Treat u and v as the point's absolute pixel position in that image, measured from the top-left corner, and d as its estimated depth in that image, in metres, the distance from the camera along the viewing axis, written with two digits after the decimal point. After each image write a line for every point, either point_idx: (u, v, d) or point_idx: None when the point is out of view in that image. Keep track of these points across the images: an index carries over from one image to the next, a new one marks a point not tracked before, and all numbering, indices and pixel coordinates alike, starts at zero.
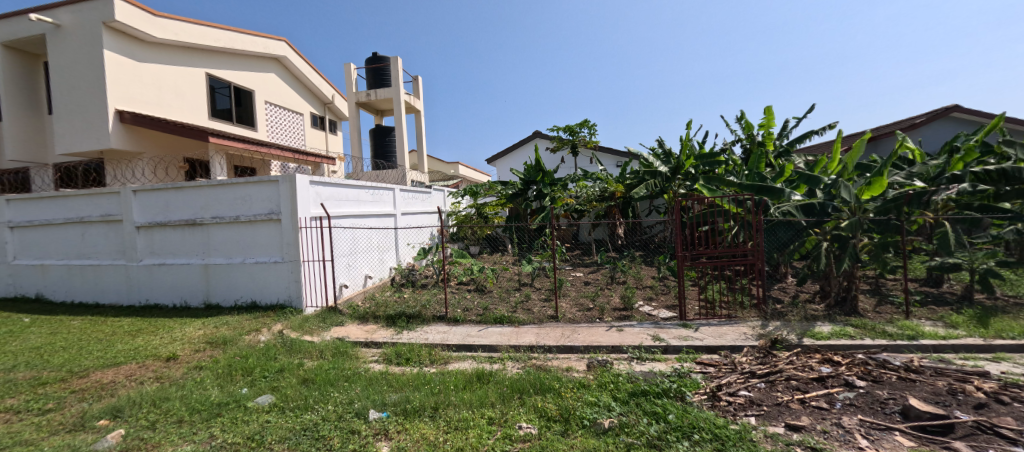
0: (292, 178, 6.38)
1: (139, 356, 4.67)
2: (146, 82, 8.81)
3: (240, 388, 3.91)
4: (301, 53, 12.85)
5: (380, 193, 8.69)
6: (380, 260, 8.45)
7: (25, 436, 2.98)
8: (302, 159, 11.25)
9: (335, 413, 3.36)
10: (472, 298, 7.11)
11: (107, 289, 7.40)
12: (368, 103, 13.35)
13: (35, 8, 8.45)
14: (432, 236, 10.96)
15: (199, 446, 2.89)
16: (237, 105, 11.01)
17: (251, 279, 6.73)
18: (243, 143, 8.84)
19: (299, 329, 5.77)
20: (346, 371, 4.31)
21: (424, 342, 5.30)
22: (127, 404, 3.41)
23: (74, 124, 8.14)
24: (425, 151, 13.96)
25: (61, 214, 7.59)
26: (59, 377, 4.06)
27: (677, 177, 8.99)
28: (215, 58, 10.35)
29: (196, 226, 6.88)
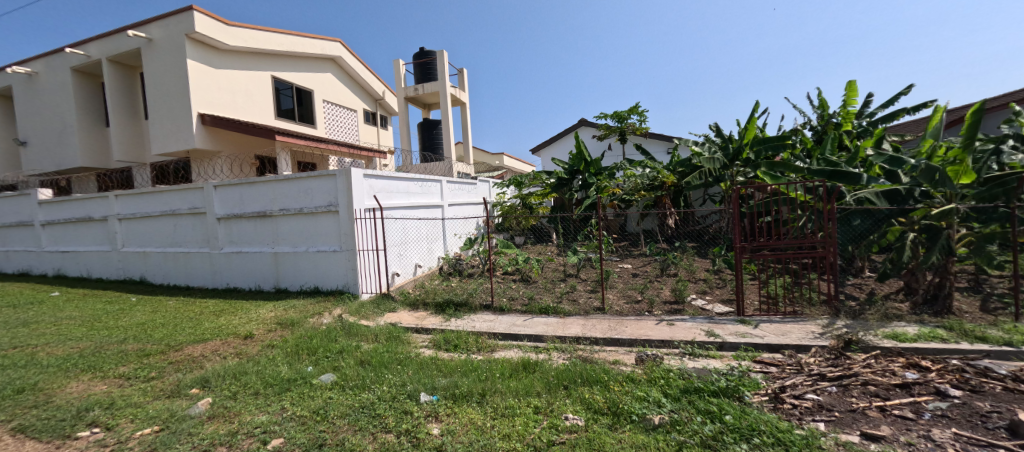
0: (347, 172, 6.73)
1: (221, 334, 5.20)
2: (222, 86, 9.62)
3: (306, 366, 4.24)
4: (354, 53, 13.42)
5: (428, 185, 8.95)
6: (428, 250, 8.75)
7: (135, 399, 3.44)
8: (356, 153, 11.86)
9: (390, 393, 3.57)
10: (517, 288, 7.21)
11: (194, 273, 8.28)
12: (416, 98, 13.69)
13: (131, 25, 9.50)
14: (478, 226, 11.18)
15: (273, 417, 3.19)
16: (299, 105, 11.74)
17: (314, 267, 7.24)
18: (305, 140, 9.44)
19: (356, 314, 6.14)
20: (399, 355, 4.55)
21: (469, 330, 5.46)
22: (213, 376, 3.83)
23: (163, 127, 9.10)
24: (470, 142, 14.10)
25: (156, 207, 8.52)
26: (159, 349, 4.62)
27: (734, 164, 8.43)
28: (279, 61, 11.08)
29: (265, 218, 7.48)
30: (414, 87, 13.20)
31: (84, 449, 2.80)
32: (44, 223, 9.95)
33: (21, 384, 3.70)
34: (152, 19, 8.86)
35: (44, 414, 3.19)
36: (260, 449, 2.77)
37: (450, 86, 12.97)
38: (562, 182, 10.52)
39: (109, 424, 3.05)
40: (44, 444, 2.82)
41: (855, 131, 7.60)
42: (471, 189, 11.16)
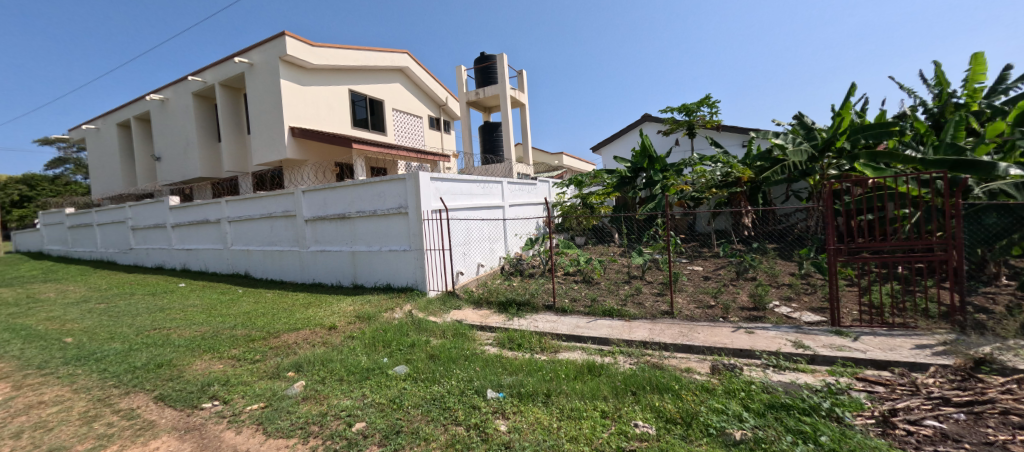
0: (416, 175, 7.09)
1: (310, 324, 5.74)
2: (308, 102, 10.65)
3: (382, 357, 4.55)
4: (420, 63, 14.11)
5: (489, 186, 9.15)
6: (490, 250, 8.94)
7: (245, 378, 3.96)
8: (423, 158, 12.46)
9: (458, 388, 3.71)
10: (579, 289, 7.13)
11: (286, 269, 9.21)
12: (477, 102, 14.04)
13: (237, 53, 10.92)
14: (539, 227, 11.23)
15: (355, 402, 3.47)
16: (372, 115, 12.61)
17: (386, 265, 7.72)
18: (377, 147, 10.17)
19: (425, 310, 6.46)
20: (465, 351, 4.71)
21: (532, 330, 5.51)
22: (305, 362, 4.25)
23: (262, 140, 10.37)
24: (530, 143, 14.16)
25: (254, 211, 9.60)
26: (261, 335, 5.23)
27: (824, 155, 7.55)
28: (354, 76, 11.99)
29: (345, 220, 8.12)
30: (475, 91, 13.56)
31: (208, 419, 3.32)
32: (170, 225, 11.63)
33: (160, 361, 4.42)
34: (253, 46, 10.12)
35: (178, 388, 3.78)
36: (345, 431, 3.04)
37: (509, 88, 13.13)
38: (624, 180, 10.19)
39: (225, 398, 3.58)
40: (178, 412, 3.39)
41: (985, 112, 6.55)
42: (532, 189, 11.24)
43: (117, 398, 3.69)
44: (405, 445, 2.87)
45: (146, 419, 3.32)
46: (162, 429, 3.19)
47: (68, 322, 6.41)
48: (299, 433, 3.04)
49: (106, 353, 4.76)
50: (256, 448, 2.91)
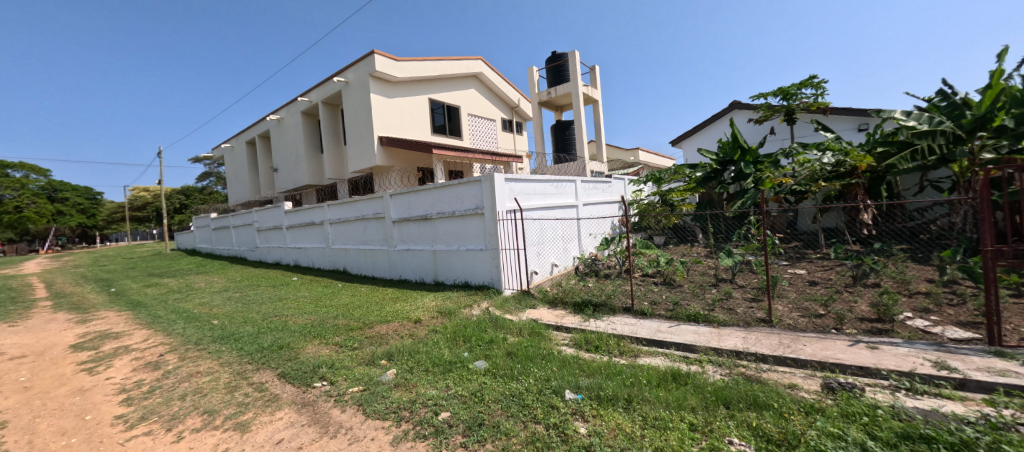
0: (491, 177, 7.28)
1: (398, 317, 6.19)
2: (394, 113, 11.52)
3: (463, 351, 4.74)
4: (493, 67, 14.47)
5: (563, 185, 9.07)
6: (564, 250, 8.86)
7: (347, 364, 4.45)
8: (497, 159, 12.75)
9: (536, 386, 3.74)
10: (660, 291, 6.77)
11: (376, 266, 10.03)
12: (549, 101, 13.98)
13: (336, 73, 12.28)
14: (615, 226, 10.91)
15: (441, 392, 3.68)
16: (449, 121, 13.22)
17: (464, 263, 8.04)
18: (454, 151, 10.70)
19: (501, 308, 6.60)
20: (542, 350, 4.72)
21: (610, 332, 5.35)
22: (396, 352, 4.61)
23: (358, 150, 11.60)
24: (604, 140, 13.78)
25: (350, 213, 10.60)
26: (358, 325, 5.78)
27: (975, 134, 6.30)
28: (434, 85, 12.70)
29: (426, 221, 8.63)
30: (547, 91, 13.52)
31: (319, 396, 3.83)
32: (283, 226, 13.29)
33: (280, 344, 5.11)
34: (349, 66, 11.30)
35: (295, 370, 4.36)
36: (432, 420, 3.27)
37: (582, 85, 12.89)
38: (709, 174, 9.43)
39: (332, 380, 4.10)
40: (296, 388, 3.97)
41: None
42: (607, 187, 10.96)
43: (251, 373, 4.42)
44: (487, 438, 2.98)
45: (273, 392, 3.96)
46: (285, 402, 3.78)
47: (213, 306, 7.73)
48: (392, 417, 3.37)
49: (241, 334, 5.63)
50: (357, 427, 3.29)
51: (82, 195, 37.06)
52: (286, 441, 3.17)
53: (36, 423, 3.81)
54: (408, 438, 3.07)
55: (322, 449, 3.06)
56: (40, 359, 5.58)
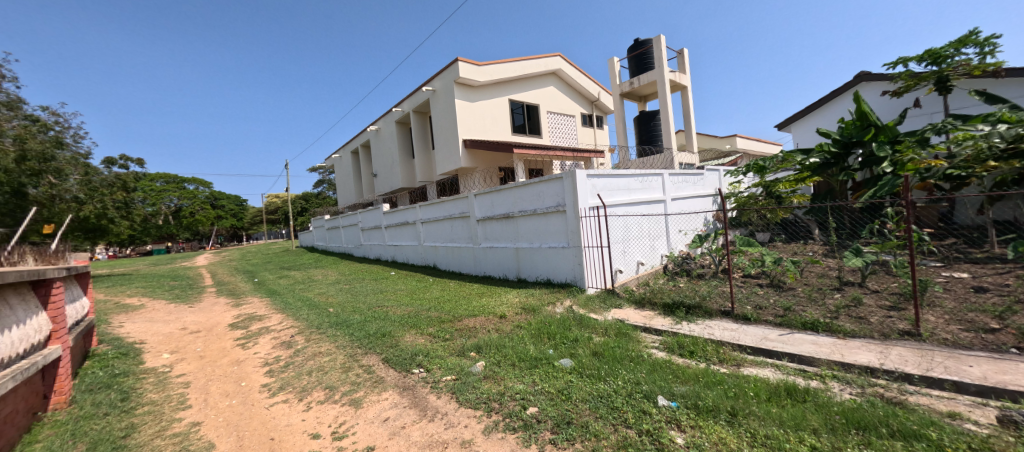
0: (572, 173, 7.12)
1: (484, 311, 6.35)
2: (476, 116, 11.89)
3: (548, 348, 4.69)
4: (573, 62, 14.18)
5: (649, 179, 8.54)
6: (651, 248, 8.35)
7: (441, 353, 4.69)
8: (578, 155, 12.48)
9: (625, 389, 3.53)
10: (766, 294, 6.03)
11: (463, 263, 10.44)
12: (632, 92, 13.30)
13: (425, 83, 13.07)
14: (709, 222, 10.04)
15: (527, 388, 3.68)
16: (529, 119, 13.28)
17: (547, 261, 7.98)
18: (535, 150, 10.83)
19: (585, 306, 6.42)
20: (631, 352, 4.46)
21: (706, 337, 4.90)
22: (485, 345, 4.74)
23: (444, 154, 12.26)
24: (694, 130, 12.74)
25: (438, 213, 11.19)
26: (448, 318, 6.05)
27: None
28: (514, 85, 12.85)
29: (509, 219, 8.75)
30: (629, 81, 12.86)
31: (417, 382, 4.10)
32: (382, 225, 14.51)
33: (383, 332, 5.56)
34: (436, 75, 11.95)
35: (395, 356, 4.70)
36: (520, 413, 3.29)
37: (669, 71, 12.02)
38: (828, 160, 8.17)
39: (427, 367, 4.35)
40: (398, 373, 4.31)
41: None
42: (700, 180, 10.12)
43: (360, 355, 4.92)
44: (575, 437, 2.90)
45: (378, 375, 4.35)
46: (389, 384, 4.13)
47: (328, 296, 8.76)
48: (483, 407, 3.47)
49: (351, 321, 6.25)
50: (451, 413, 3.47)
51: (233, 202, 44.69)
52: (391, 419, 3.49)
53: (209, 385, 4.73)
54: (499, 428, 3.14)
55: (420, 430, 3.29)
56: (209, 334, 6.85)
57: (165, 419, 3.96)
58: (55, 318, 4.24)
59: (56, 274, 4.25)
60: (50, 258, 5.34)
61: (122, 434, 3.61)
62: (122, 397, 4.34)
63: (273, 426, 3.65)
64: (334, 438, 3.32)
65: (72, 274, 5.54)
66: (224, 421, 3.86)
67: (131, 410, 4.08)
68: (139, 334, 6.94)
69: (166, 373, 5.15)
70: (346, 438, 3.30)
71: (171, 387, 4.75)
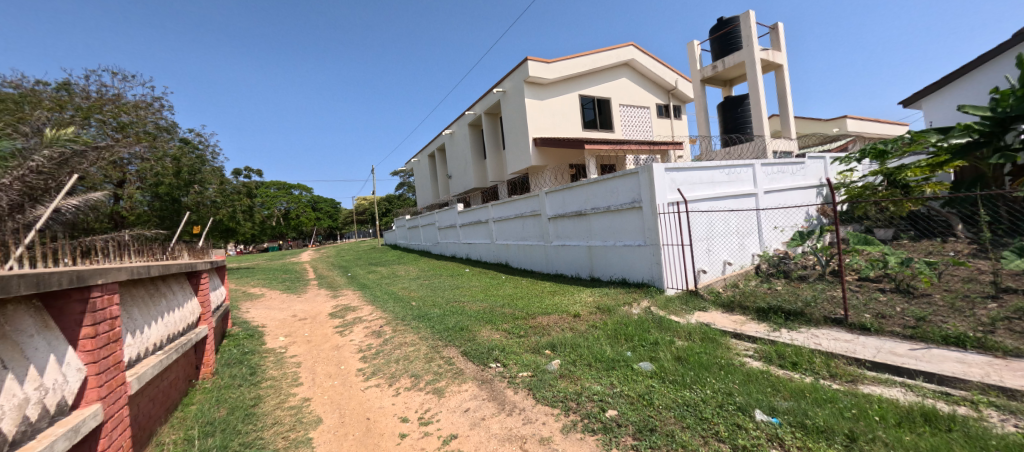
0: (649, 168, 6.70)
1: (558, 310, 6.23)
2: (545, 114, 11.77)
3: (626, 350, 4.43)
4: (647, 50, 13.40)
5: (738, 171, 7.75)
6: (740, 246, 7.58)
7: (517, 349, 4.67)
8: (655, 148, 11.80)
9: (715, 399, 3.20)
10: (889, 302, 5.14)
11: (535, 261, 10.40)
12: (716, 77, 12.21)
13: (495, 84, 13.24)
14: (811, 217, 8.90)
15: (605, 390, 3.50)
16: (600, 114, 12.87)
17: (622, 260, 7.63)
18: (608, 144, 10.76)
19: (665, 308, 5.99)
20: (720, 359, 4.05)
21: (811, 347, 4.28)
22: (560, 344, 4.63)
23: (514, 154, 12.34)
24: (791, 114, 11.37)
25: (510, 211, 11.28)
26: (522, 315, 6.03)
27: None
28: (584, 80, 12.51)
29: (581, 217, 8.53)
30: (712, 65, 11.83)
31: (494, 375, 4.12)
32: (457, 224, 15.03)
33: (460, 326, 5.70)
34: (506, 77, 12.05)
35: (473, 350, 4.79)
36: (600, 415, 3.14)
37: (760, 51, 10.83)
38: (977, 140, 6.70)
39: (504, 362, 4.35)
40: (476, 366, 4.37)
41: None
42: (800, 170, 9.00)
43: (441, 347, 5.09)
44: (660, 446, 2.69)
45: (458, 367, 4.46)
46: (468, 376, 4.20)
47: (411, 290, 9.27)
48: (561, 406, 3.37)
49: (431, 315, 6.52)
50: (529, 409, 3.42)
51: (329, 204, 49.58)
52: (472, 411, 3.54)
53: (315, 365, 5.22)
54: (577, 429, 3.03)
55: (500, 423, 3.30)
56: (312, 321, 7.61)
57: (283, 393, 4.45)
58: (204, 303, 5.10)
59: (204, 266, 5.13)
60: (199, 252, 6.33)
61: (251, 404, 4.10)
62: (249, 371, 4.98)
63: (368, 407, 3.92)
64: (421, 423, 3.46)
65: (214, 266, 6.49)
66: (329, 398, 4.22)
67: (258, 383, 4.66)
68: (260, 318, 7.96)
69: (281, 353, 5.81)
70: (431, 425, 3.42)
71: (286, 365, 5.34)
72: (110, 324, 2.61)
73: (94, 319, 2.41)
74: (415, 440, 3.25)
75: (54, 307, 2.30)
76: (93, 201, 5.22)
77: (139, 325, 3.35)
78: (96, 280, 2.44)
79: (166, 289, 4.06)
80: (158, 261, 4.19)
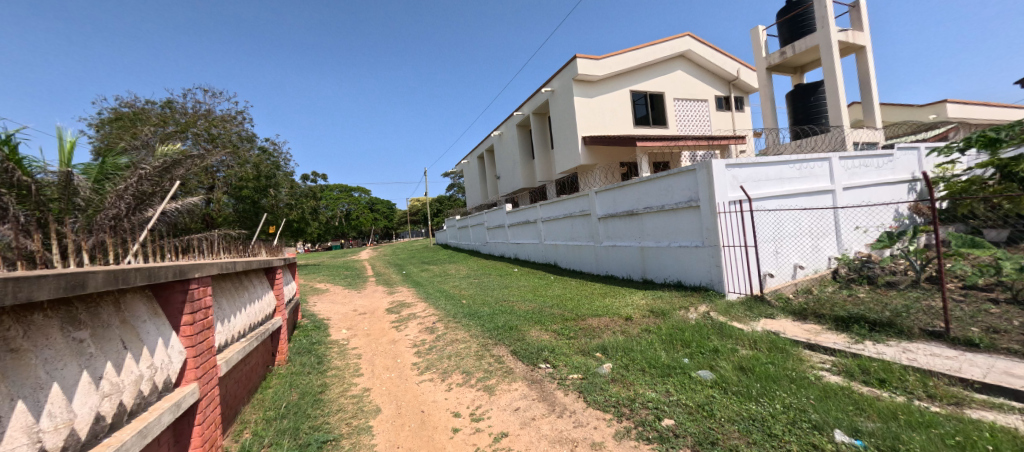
0: (707, 164, 6.27)
1: (608, 312, 6.01)
2: (595, 111, 11.49)
3: (682, 357, 4.16)
4: (705, 40, 12.67)
5: (811, 165, 7.05)
6: (813, 248, 6.90)
7: (567, 350, 4.55)
8: (713, 143, 11.11)
9: (786, 414, 2.89)
10: (1002, 315, 4.42)
11: (584, 262, 10.16)
12: (784, 64, 11.27)
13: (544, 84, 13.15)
14: (899, 216, 7.92)
15: (660, 397, 3.28)
16: (652, 109, 12.36)
17: (677, 262, 7.23)
18: (662, 141, 10.29)
19: (725, 314, 5.57)
20: (790, 370, 3.67)
21: (902, 363, 3.75)
22: (611, 346, 4.44)
23: (563, 153, 12.15)
24: (874, 102, 10.24)
25: (559, 211, 11.11)
26: (572, 317, 5.88)
27: None
28: (636, 75, 12.06)
29: (633, 217, 8.20)
30: (780, 51, 10.91)
31: (544, 376, 4.03)
32: (505, 224, 15.09)
33: (509, 325, 5.66)
34: (554, 75, 11.92)
35: (522, 349, 4.73)
36: (655, 424, 2.95)
37: (837, 32, 9.82)
38: None
39: (553, 363, 4.25)
40: (525, 366, 4.30)
41: None
42: (886, 163, 8.04)
43: (491, 345, 5.08)
44: None
45: (508, 366, 4.42)
46: (518, 376, 4.15)
47: (461, 288, 9.43)
48: (613, 411, 3.22)
49: (481, 313, 6.55)
50: (579, 412, 3.30)
51: (386, 205, 51.99)
52: (522, 410, 3.48)
53: (374, 358, 5.41)
54: (631, 436, 2.87)
55: (550, 424, 3.21)
56: (370, 316, 7.95)
57: (346, 382, 4.64)
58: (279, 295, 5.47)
59: (279, 262, 5.50)
60: (274, 249, 6.83)
61: (319, 390, 4.32)
62: (316, 360, 5.28)
63: (423, 400, 3.98)
64: (472, 419, 3.46)
65: (287, 262, 6.96)
66: (387, 389, 4.34)
67: (324, 372, 4.93)
68: (325, 312, 8.46)
69: (344, 345, 6.11)
70: (482, 422, 3.40)
71: (349, 356, 5.59)
72: (204, 313, 2.83)
73: (192, 308, 2.61)
74: (466, 435, 3.24)
75: (161, 296, 2.52)
76: (188, 205, 5.45)
77: (227, 314, 3.58)
78: (194, 273, 2.64)
79: (248, 282, 4.39)
80: (242, 258, 4.59)
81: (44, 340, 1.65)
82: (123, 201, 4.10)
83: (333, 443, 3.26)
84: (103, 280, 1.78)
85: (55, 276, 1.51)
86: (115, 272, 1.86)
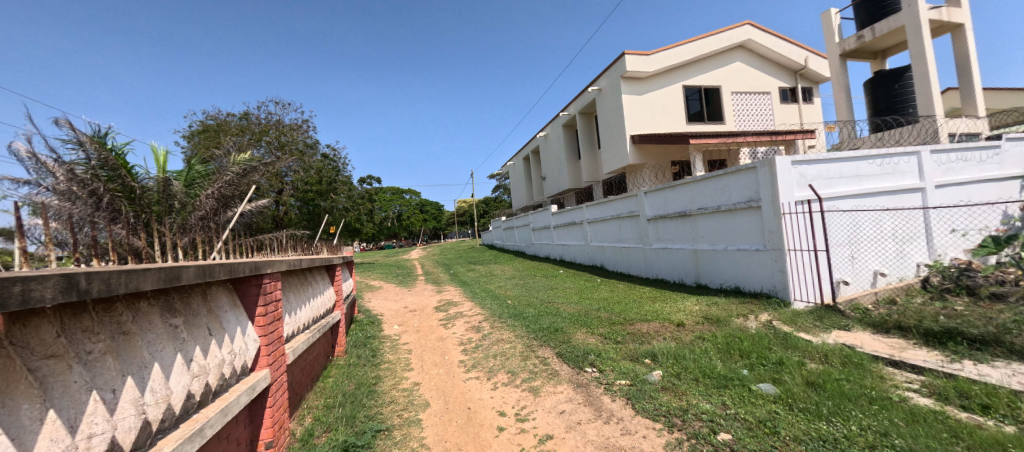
0: (771, 161, 5.81)
1: (659, 317, 5.72)
2: (645, 108, 11.07)
3: (740, 368, 3.85)
4: (767, 28, 11.82)
5: (895, 161, 6.32)
6: (896, 253, 6.19)
7: (613, 355, 4.38)
8: (777, 138, 10.32)
9: (863, 437, 2.57)
10: None
11: (632, 265, 9.81)
12: (861, 49, 10.24)
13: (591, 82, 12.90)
14: (1007, 217, 6.89)
15: (715, 410, 3.05)
16: (707, 105, 11.72)
17: (735, 266, 6.77)
18: (719, 137, 9.69)
19: (791, 324, 5.09)
20: (868, 389, 3.26)
21: (1014, 388, 3.20)
22: (661, 353, 4.21)
23: (611, 152, 11.84)
24: (976, 86, 9.02)
25: (606, 213, 10.82)
26: (619, 321, 5.66)
27: None
28: (690, 69, 11.49)
29: (686, 218, 7.79)
30: (856, 36, 9.91)
31: (590, 381, 3.90)
32: (551, 225, 14.92)
33: (555, 327, 5.55)
34: (602, 74, 11.66)
35: (568, 352, 4.61)
36: (709, 437, 2.74)
37: (928, 10, 8.76)
38: None
39: (600, 367, 4.10)
40: (571, 369, 4.19)
41: None
42: (988, 157, 7.05)
43: (536, 347, 5.01)
44: None
45: (553, 367, 4.33)
46: (564, 379, 4.04)
47: (507, 288, 9.44)
48: (663, 420, 3.04)
49: (526, 314, 6.50)
50: (627, 419, 3.14)
51: (434, 207, 53.55)
52: (567, 414, 3.37)
53: (423, 354, 5.53)
54: (682, 447, 2.69)
55: (596, 430, 3.08)
56: (419, 313, 8.15)
57: (397, 375, 4.76)
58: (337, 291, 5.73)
59: (338, 260, 5.77)
60: (334, 248, 7.21)
61: (373, 382, 4.47)
62: (371, 354, 5.48)
63: (470, 397, 3.98)
64: (518, 419, 3.41)
65: (346, 260, 7.31)
66: (435, 385, 4.39)
67: (378, 365, 5.10)
68: (379, 308, 8.81)
69: (395, 340, 6.29)
70: (527, 422, 3.34)
71: (400, 351, 5.75)
72: (275, 306, 3.00)
73: (265, 300, 2.77)
74: (512, 435, 3.20)
75: (240, 289, 2.69)
76: (261, 207, 5.67)
77: (294, 308, 3.79)
78: (267, 269, 2.80)
79: (312, 278, 4.63)
80: (307, 255, 4.87)
81: (148, 324, 1.76)
82: (210, 203, 4.28)
83: (386, 433, 3.34)
84: (195, 274, 1.90)
85: (158, 269, 1.63)
86: (204, 267, 1.99)
